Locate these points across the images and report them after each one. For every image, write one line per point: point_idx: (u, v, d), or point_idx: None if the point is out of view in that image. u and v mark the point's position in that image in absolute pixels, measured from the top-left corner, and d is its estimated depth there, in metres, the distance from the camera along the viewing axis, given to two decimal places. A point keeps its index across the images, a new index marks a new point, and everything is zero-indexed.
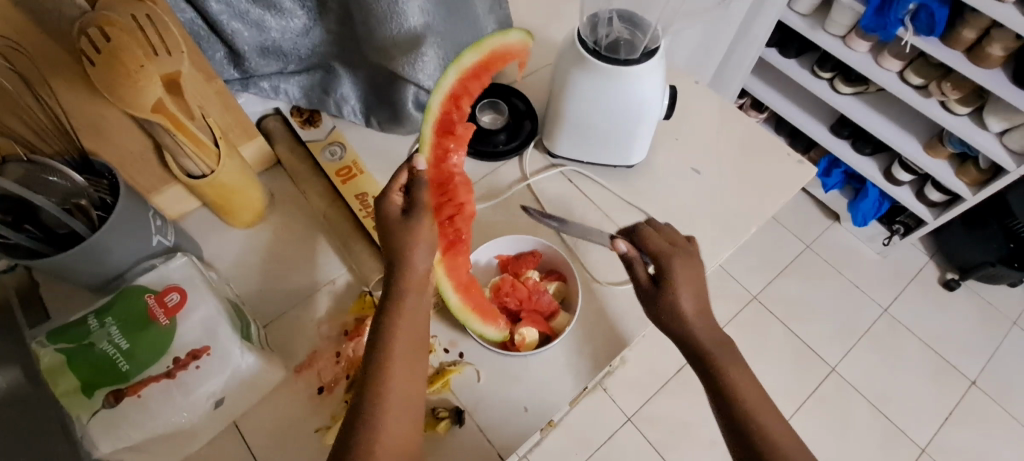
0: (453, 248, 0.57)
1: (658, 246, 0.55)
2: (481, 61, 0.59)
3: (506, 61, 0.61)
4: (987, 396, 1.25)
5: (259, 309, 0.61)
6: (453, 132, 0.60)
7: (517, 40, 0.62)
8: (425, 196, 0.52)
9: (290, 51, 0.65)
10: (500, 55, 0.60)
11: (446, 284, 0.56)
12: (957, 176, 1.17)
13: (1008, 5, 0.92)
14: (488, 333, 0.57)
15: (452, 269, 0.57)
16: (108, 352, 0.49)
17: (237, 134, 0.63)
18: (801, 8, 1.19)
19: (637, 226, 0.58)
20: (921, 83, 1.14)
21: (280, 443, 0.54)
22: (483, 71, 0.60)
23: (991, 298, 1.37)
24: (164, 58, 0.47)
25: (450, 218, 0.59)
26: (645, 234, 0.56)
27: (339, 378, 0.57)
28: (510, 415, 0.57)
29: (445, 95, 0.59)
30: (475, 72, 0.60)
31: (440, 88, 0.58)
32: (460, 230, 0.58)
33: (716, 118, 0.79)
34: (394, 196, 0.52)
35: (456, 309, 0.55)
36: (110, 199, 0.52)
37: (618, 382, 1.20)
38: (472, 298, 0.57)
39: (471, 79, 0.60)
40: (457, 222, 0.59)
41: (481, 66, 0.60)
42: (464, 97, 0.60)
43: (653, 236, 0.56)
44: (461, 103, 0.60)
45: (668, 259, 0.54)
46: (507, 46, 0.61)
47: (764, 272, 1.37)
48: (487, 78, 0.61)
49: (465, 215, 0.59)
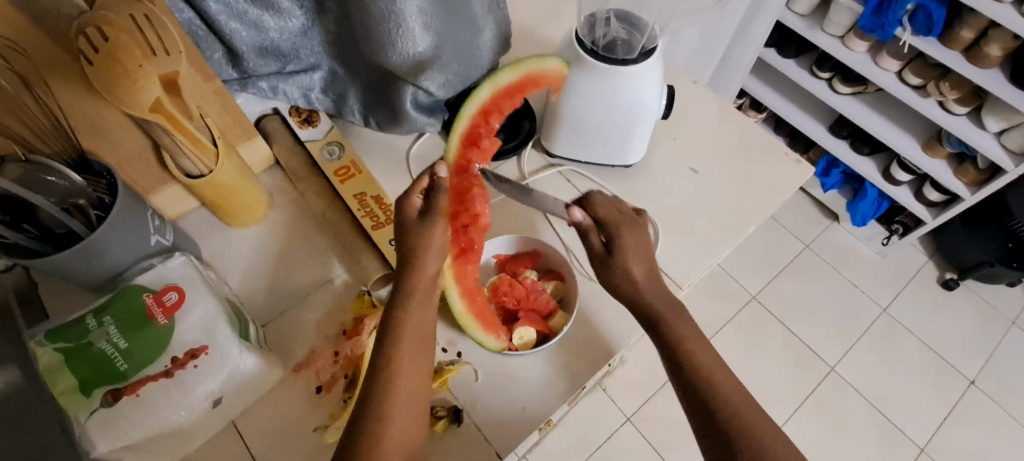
0: (465, 255, 0.57)
1: (608, 215, 0.55)
2: (517, 80, 0.61)
3: (543, 85, 0.62)
4: (986, 396, 1.25)
5: (257, 309, 0.61)
6: (479, 144, 0.62)
7: (555, 67, 0.61)
8: (443, 202, 0.51)
9: (288, 51, 0.65)
10: (537, 77, 0.61)
11: (453, 289, 0.56)
12: (956, 176, 1.17)
13: (1006, 5, 0.93)
14: (488, 340, 0.56)
15: (459, 276, 0.57)
16: (106, 351, 0.49)
17: (235, 134, 0.63)
18: (800, 8, 1.19)
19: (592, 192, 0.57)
20: (919, 83, 1.14)
21: (278, 442, 0.54)
22: (517, 91, 0.61)
23: (990, 298, 1.37)
24: (161, 58, 0.47)
25: (465, 228, 0.57)
26: (597, 201, 0.56)
27: (337, 377, 0.57)
28: (507, 414, 0.57)
29: (477, 107, 0.62)
30: (508, 90, 0.61)
31: (473, 101, 0.61)
32: (473, 240, 0.57)
33: (713, 118, 0.79)
34: (413, 198, 0.52)
35: (459, 315, 0.55)
36: (108, 198, 0.52)
37: (617, 382, 1.20)
38: (476, 305, 0.57)
39: (505, 96, 0.62)
40: (471, 233, 0.57)
41: (516, 86, 0.61)
42: (496, 113, 0.62)
43: (606, 204, 0.56)
44: (491, 119, 0.62)
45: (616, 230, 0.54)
46: (547, 69, 0.61)
47: (764, 272, 1.37)
48: (519, 98, 0.62)
49: (479, 227, 0.57)
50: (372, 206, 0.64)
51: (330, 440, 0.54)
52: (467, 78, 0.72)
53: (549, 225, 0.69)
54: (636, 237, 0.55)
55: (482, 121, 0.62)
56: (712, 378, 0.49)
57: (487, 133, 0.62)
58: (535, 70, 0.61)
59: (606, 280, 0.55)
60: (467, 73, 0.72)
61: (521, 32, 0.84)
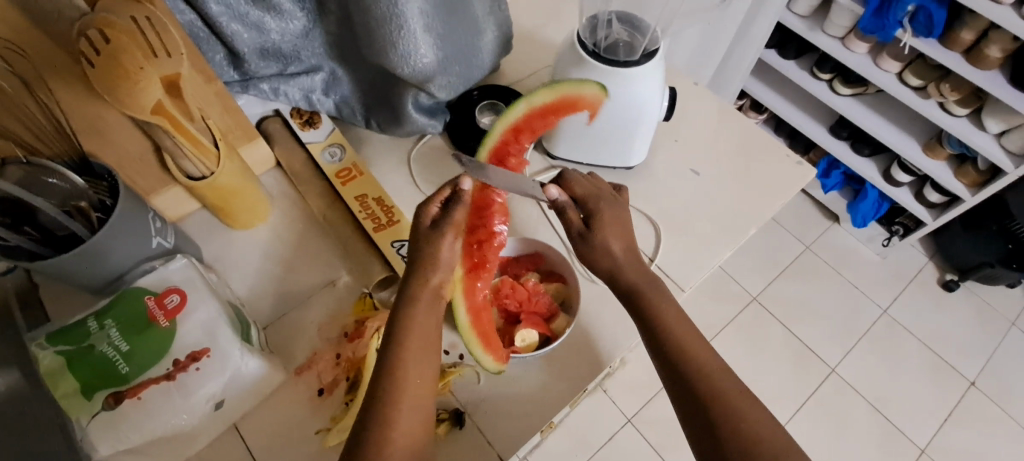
0: (477, 271, 0.55)
1: (582, 190, 0.56)
2: (553, 101, 0.58)
3: (578, 110, 0.59)
4: (986, 397, 1.25)
5: (259, 310, 0.61)
6: (506, 162, 0.56)
7: (592, 92, 0.58)
8: (459, 216, 0.51)
9: (290, 53, 0.65)
10: (573, 101, 0.58)
11: (461, 305, 0.54)
12: (956, 177, 1.17)
13: (1006, 6, 0.93)
14: (488, 361, 0.53)
15: (469, 292, 0.54)
16: (107, 354, 0.48)
17: (237, 136, 0.63)
18: (800, 9, 1.19)
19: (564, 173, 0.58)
20: (919, 84, 1.14)
21: (279, 445, 0.54)
22: (552, 113, 0.58)
23: (990, 299, 1.37)
24: (163, 60, 0.47)
25: (480, 243, 0.55)
26: (572, 180, 0.57)
27: (338, 380, 0.57)
28: (509, 417, 0.56)
29: (508, 124, 0.57)
30: (543, 110, 0.58)
31: (507, 118, 0.57)
32: (487, 256, 0.55)
33: (715, 119, 0.79)
34: (431, 207, 0.52)
35: (464, 331, 0.53)
36: (109, 201, 0.52)
37: (617, 384, 1.20)
38: (482, 323, 0.54)
39: (539, 116, 0.58)
40: (486, 251, 0.55)
41: (552, 107, 0.58)
42: (527, 132, 0.58)
43: (580, 181, 0.57)
44: (522, 138, 0.58)
45: (595, 201, 0.56)
46: (585, 94, 0.58)
47: (764, 273, 1.37)
48: (553, 120, 0.58)
49: (494, 246, 0.55)
50: (374, 208, 0.64)
51: (331, 443, 0.53)
52: (468, 79, 0.73)
53: (550, 226, 0.69)
54: (614, 205, 0.56)
55: (512, 138, 0.57)
56: (713, 378, 0.48)
57: (516, 153, 0.57)
58: (572, 93, 0.58)
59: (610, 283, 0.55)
60: (469, 74, 0.72)
61: (522, 34, 0.84)
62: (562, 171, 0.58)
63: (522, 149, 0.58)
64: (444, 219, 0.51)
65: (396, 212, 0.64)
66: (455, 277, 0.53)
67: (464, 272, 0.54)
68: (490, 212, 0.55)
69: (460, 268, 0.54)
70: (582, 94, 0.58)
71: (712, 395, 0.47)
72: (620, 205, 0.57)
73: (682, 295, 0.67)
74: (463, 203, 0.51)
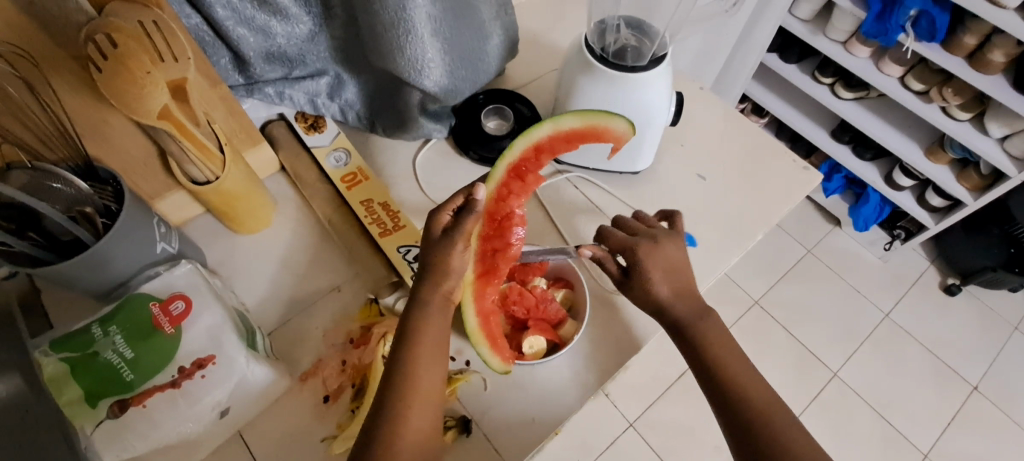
0: (489, 279, 0.53)
1: (619, 243, 0.55)
2: (579, 128, 0.58)
3: (601, 139, 0.59)
4: (990, 403, 1.25)
5: (263, 316, 0.60)
6: (524, 178, 0.56)
7: (619, 126, 0.59)
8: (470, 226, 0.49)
9: (296, 56, 0.65)
10: (600, 131, 0.59)
11: (468, 308, 0.52)
12: (959, 182, 1.17)
13: (1009, 12, 0.92)
14: (494, 361, 0.53)
15: (478, 296, 0.53)
16: (112, 361, 0.48)
17: (241, 140, 0.63)
18: (802, 13, 1.19)
19: (600, 230, 0.58)
20: (922, 89, 1.14)
21: (284, 451, 0.54)
22: (576, 139, 0.59)
23: (992, 303, 1.37)
24: (171, 64, 0.47)
25: (494, 252, 0.53)
26: (609, 234, 0.56)
27: (344, 386, 0.57)
28: (517, 425, 0.56)
29: (529, 142, 0.57)
30: (568, 135, 0.58)
31: (530, 136, 0.57)
32: (498, 265, 0.53)
33: (721, 123, 0.79)
34: (444, 213, 0.50)
35: (471, 333, 0.52)
36: (115, 206, 0.52)
37: (619, 388, 1.19)
38: (489, 326, 0.54)
39: (563, 140, 0.58)
40: (498, 260, 0.53)
41: (577, 133, 0.59)
42: (548, 154, 0.58)
43: (616, 232, 0.57)
44: (542, 158, 0.58)
45: (629, 254, 0.54)
46: (612, 126, 0.59)
47: (765, 277, 1.37)
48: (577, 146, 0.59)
49: (507, 257, 0.53)
50: (379, 212, 0.64)
51: (337, 451, 0.53)
52: (474, 83, 0.72)
53: (557, 233, 0.68)
54: (656, 250, 0.55)
55: (532, 156, 0.57)
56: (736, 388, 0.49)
57: (534, 170, 0.57)
58: (599, 123, 0.59)
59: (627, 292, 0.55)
60: (475, 79, 0.72)
61: (528, 37, 0.83)
62: (600, 227, 0.58)
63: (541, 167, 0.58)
64: (452, 229, 0.49)
65: (403, 217, 0.64)
66: (465, 281, 0.52)
67: (475, 276, 0.52)
68: (509, 222, 0.54)
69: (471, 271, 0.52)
70: (610, 127, 0.59)
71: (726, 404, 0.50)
72: (663, 247, 0.55)
73: None
74: (476, 213, 0.49)
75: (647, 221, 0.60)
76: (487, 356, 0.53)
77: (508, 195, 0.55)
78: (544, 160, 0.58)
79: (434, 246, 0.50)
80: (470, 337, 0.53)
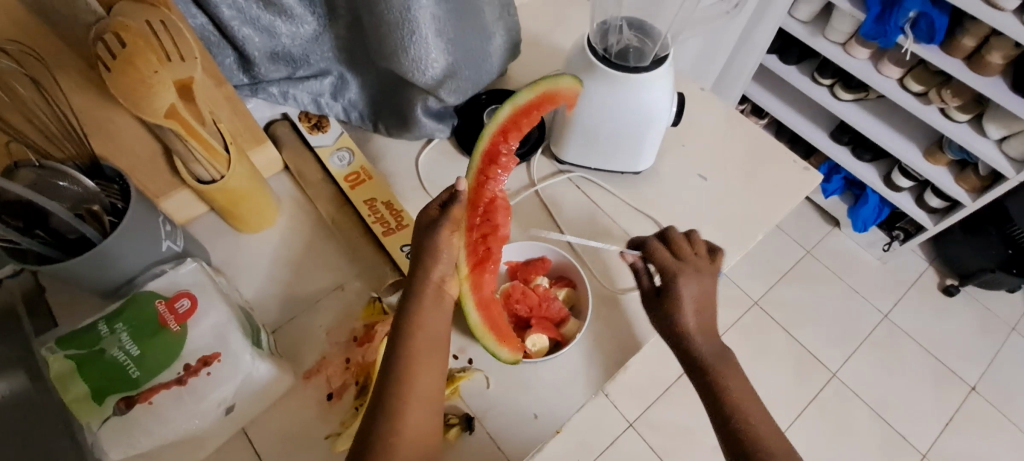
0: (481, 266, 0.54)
1: (662, 264, 0.56)
2: (534, 98, 0.57)
3: (555, 103, 0.59)
4: (988, 403, 1.26)
5: (268, 315, 0.61)
6: (497, 161, 0.55)
7: (567, 84, 0.59)
8: (458, 212, 0.51)
9: (300, 57, 0.65)
10: (552, 95, 0.58)
11: (467, 300, 0.53)
12: (957, 182, 1.18)
13: (1007, 14, 0.93)
14: (503, 353, 0.54)
15: (475, 286, 0.54)
16: (119, 358, 0.48)
17: (246, 139, 0.63)
18: (801, 15, 1.20)
19: (645, 240, 0.59)
20: (920, 90, 1.15)
21: (288, 448, 0.54)
22: (535, 109, 0.57)
23: (990, 304, 1.38)
24: (177, 64, 0.47)
25: (484, 238, 0.55)
26: (655, 250, 0.57)
27: (348, 384, 0.57)
28: (520, 422, 0.56)
29: (495, 127, 0.55)
30: (527, 108, 0.56)
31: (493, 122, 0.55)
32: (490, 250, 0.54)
33: (722, 124, 0.80)
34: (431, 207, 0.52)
35: (474, 326, 0.53)
36: (121, 204, 0.52)
37: (619, 389, 1.20)
38: (491, 316, 0.54)
39: (523, 114, 0.56)
40: (490, 244, 0.55)
41: (533, 103, 0.57)
42: (514, 131, 0.56)
43: (662, 250, 0.57)
44: (510, 138, 0.56)
45: (670, 277, 0.55)
46: (562, 86, 0.59)
47: (765, 278, 1.38)
48: (537, 114, 0.57)
49: (499, 238, 0.55)
50: (383, 211, 0.65)
51: (341, 448, 0.53)
52: (478, 84, 0.72)
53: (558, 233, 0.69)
54: (695, 278, 0.55)
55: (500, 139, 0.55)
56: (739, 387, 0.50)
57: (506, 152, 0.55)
58: (551, 88, 0.58)
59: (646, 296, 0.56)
60: (478, 79, 0.72)
61: (529, 39, 0.84)
62: (645, 238, 0.59)
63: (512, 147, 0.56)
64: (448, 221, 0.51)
65: (406, 216, 0.65)
66: (459, 275, 0.52)
67: (471, 268, 0.53)
68: (493, 208, 0.54)
69: (466, 265, 0.53)
70: (560, 87, 0.59)
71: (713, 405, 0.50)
72: (702, 277, 0.56)
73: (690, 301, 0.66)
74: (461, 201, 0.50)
75: (696, 245, 0.59)
76: (495, 349, 0.54)
77: (482, 184, 0.54)
78: (513, 139, 0.56)
79: (438, 244, 0.50)
80: (475, 331, 0.53)
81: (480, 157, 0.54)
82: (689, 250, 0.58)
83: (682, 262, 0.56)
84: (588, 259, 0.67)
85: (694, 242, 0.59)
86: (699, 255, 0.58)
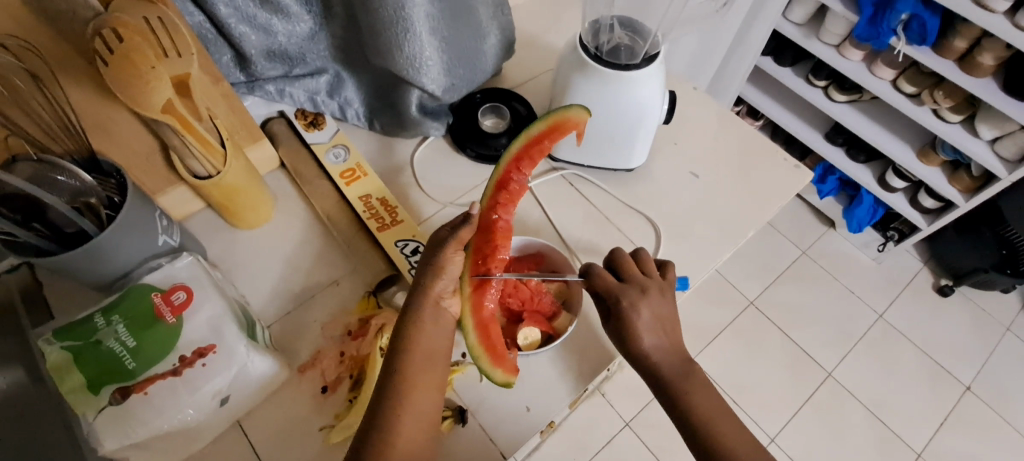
0: (482, 285, 0.53)
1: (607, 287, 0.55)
2: (544, 129, 0.58)
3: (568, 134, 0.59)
4: (981, 402, 1.26)
5: (263, 309, 0.61)
6: (506, 187, 0.56)
7: (574, 114, 0.59)
8: (464, 234, 0.52)
9: (296, 55, 0.66)
10: (559, 124, 0.58)
11: (466, 318, 0.52)
12: (950, 183, 1.19)
13: (999, 15, 0.94)
14: (496, 374, 0.51)
15: (476, 307, 0.53)
16: (114, 349, 0.49)
17: (242, 136, 0.64)
18: (795, 17, 1.21)
19: (591, 267, 0.57)
20: (913, 91, 1.15)
21: (284, 440, 0.54)
22: (546, 138, 0.57)
23: (984, 303, 1.38)
24: (174, 60, 0.48)
25: (487, 258, 0.54)
26: (597, 273, 0.56)
27: (342, 378, 0.58)
28: (513, 416, 0.57)
29: (510, 156, 0.57)
30: (538, 138, 0.57)
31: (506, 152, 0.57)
32: (491, 268, 0.54)
33: (714, 123, 0.81)
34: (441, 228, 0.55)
35: (471, 346, 0.51)
36: (118, 198, 0.52)
37: (614, 387, 1.20)
38: (489, 336, 0.52)
39: (535, 143, 0.57)
40: (491, 264, 0.54)
41: (544, 134, 0.58)
42: (527, 160, 0.57)
43: (605, 274, 0.56)
44: (523, 167, 0.57)
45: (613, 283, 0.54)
46: (570, 116, 0.59)
47: (760, 278, 1.38)
48: (548, 143, 0.58)
49: (498, 260, 0.54)
50: (378, 208, 0.65)
51: (334, 440, 0.54)
52: (471, 82, 0.73)
53: (551, 230, 0.69)
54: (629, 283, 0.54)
55: (514, 167, 0.57)
56: None
57: (517, 179, 0.56)
58: (557, 118, 0.58)
59: (605, 301, 0.55)
60: (473, 77, 0.73)
61: (524, 39, 0.85)
62: (587, 264, 0.57)
63: (524, 174, 0.56)
64: None
65: (400, 212, 0.65)
66: (462, 292, 0.53)
67: (473, 287, 0.53)
68: (494, 230, 0.55)
69: (467, 284, 0.53)
70: (568, 116, 0.58)
71: (696, 400, 0.51)
72: (637, 285, 0.55)
73: (682, 296, 0.67)
74: (470, 224, 0.52)
75: (645, 264, 0.58)
76: (489, 370, 0.51)
77: (490, 207, 0.55)
78: (527, 168, 0.57)
79: None
80: (471, 351, 0.51)
81: (491, 185, 0.56)
82: (639, 273, 0.57)
83: (627, 283, 0.55)
84: (580, 253, 0.68)
85: (642, 261, 0.59)
86: (648, 275, 0.57)
